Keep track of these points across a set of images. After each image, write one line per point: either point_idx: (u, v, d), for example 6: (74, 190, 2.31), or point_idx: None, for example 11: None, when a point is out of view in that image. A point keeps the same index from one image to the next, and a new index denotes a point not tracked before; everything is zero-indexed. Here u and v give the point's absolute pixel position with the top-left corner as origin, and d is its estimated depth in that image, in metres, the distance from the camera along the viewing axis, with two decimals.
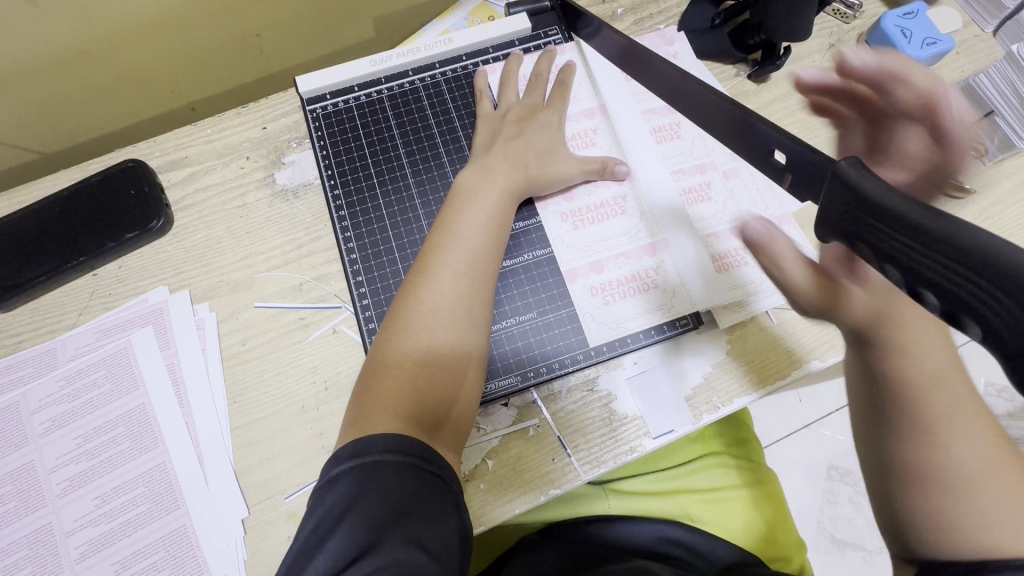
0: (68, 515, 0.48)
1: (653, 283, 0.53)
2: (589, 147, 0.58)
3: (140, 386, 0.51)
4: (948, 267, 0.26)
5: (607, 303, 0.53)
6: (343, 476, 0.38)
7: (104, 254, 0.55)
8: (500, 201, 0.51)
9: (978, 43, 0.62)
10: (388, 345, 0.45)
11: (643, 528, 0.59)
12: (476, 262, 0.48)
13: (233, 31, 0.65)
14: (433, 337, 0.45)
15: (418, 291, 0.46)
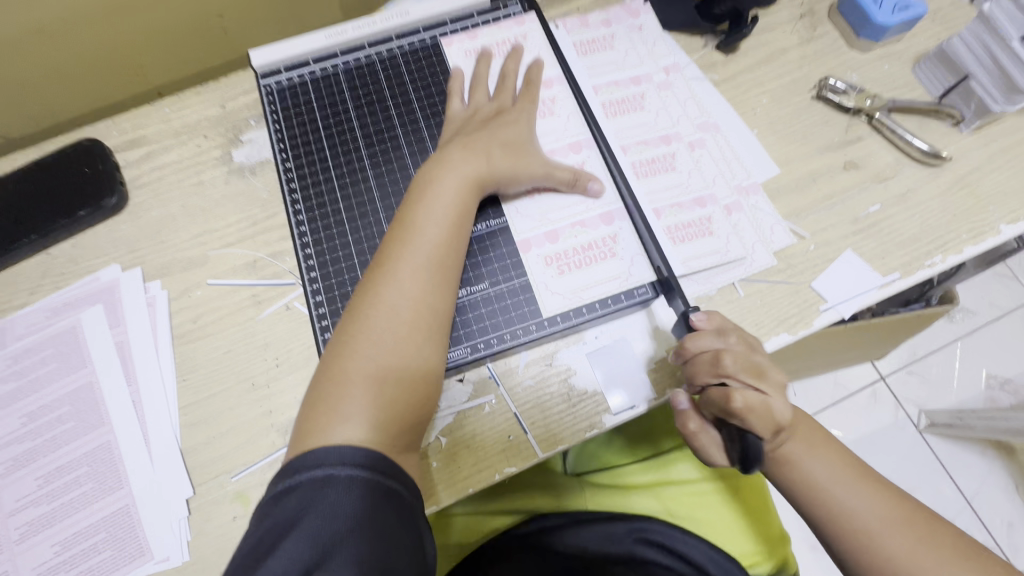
0: (9, 495, 0.47)
1: (609, 252, 0.52)
2: (547, 116, 0.56)
3: (88, 364, 0.50)
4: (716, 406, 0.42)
5: (562, 273, 0.51)
6: (291, 492, 0.36)
7: (57, 232, 0.54)
8: (461, 193, 0.49)
9: (955, 11, 0.60)
10: (342, 343, 0.43)
11: (615, 533, 0.54)
12: (439, 258, 0.46)
13: (195, 12, 0.64)
14: (388, 333, 0.43)
15: (377, 290, 0.45)
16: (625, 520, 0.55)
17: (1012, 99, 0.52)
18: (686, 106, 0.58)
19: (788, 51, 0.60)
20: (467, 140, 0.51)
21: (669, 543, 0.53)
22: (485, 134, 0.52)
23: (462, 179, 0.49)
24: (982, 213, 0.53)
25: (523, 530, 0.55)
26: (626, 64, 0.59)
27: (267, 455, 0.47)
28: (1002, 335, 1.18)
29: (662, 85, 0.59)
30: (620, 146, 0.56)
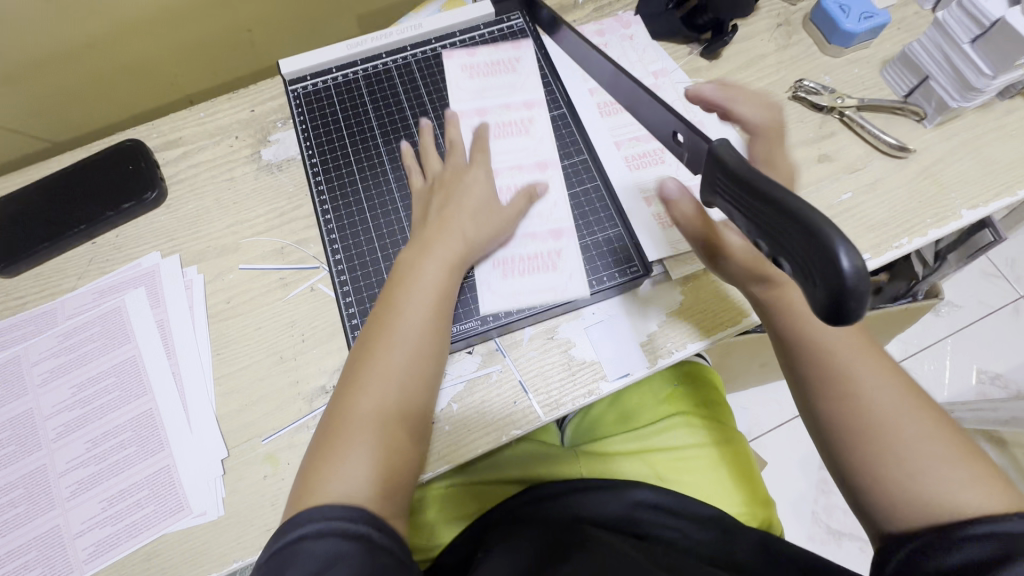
0: (60, 457, 0.51)
1: (551, 264, 0.55)
2: (520, 135, 0.61)
3: (131, 340, 0.55)
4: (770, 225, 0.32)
5: (506, 276, 0.55)
6: (275, 552, 0.38)
7: (103, 223, 0.59)
8: (443, 272, 0.50)
9: (918, 20, 0.66)
10: (333, 426, 0.45)
11: (615, 498, 0.59)
12: (422, 339, 0.48)
13: (226, 28, 0.71)
14: (370, 416, 0.45)
15: (359, 374, 0.46)
16: (623, 490, 0.60)
17: (967, 96, 0.57)
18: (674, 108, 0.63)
19: (766, 56, 0.66)
20: (444, 220, 0.53)
21: (664, 505, 0.59)
22: (459, 207, 0.54)
23: (445, 260, 0.51)
24: (944, 200, 0.58)
25: (526, 498, 0.60)
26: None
27: (295, 420, 0.52)
28: (990, 331, 1.22)
29: (652, 87, 0.64)
30: (612, 144, 0.61)
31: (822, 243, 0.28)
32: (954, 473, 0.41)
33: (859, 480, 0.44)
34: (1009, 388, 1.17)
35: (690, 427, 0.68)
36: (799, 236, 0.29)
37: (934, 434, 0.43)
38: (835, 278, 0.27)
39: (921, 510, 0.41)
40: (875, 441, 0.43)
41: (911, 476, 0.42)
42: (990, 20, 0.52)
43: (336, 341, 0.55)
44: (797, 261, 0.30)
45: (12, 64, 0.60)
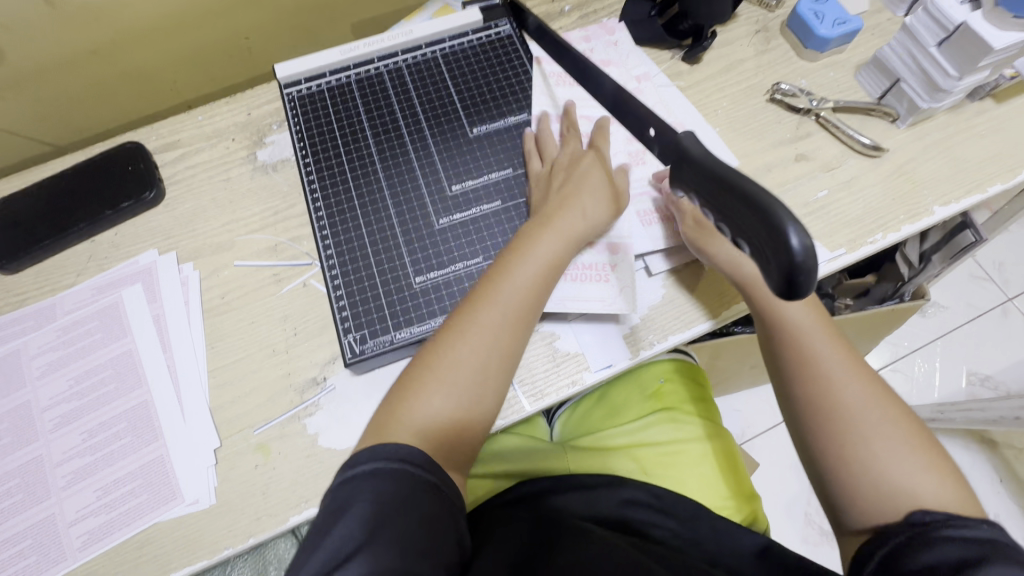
0: (57, 448, 0.52)
1: (606, 276, 0.56)
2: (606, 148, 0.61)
3: (128, 334, 0.57)
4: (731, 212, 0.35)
5: (560, 278, 0.56)
6: (343, 484, 0.40)
7: (102, 221, 0.61)
8: (555, 248, 0.52)
9: (891, 26, 0.69)
10: (427, 358, 0.48)
11: (604, 496, 0.60)
12: (524, 310, 0.50)
13: (225, 35, 0.73)
14: (467, 364, 0.47)
15: (468, 319, 0.49)
16: (612, 488, 0.61)
17: (936, 96, 0.59)
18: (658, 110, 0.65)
19: (745, 61, 0.68)
20: (564, 197, 0.54)
21: (652, 501, 0.60)
22: (581, 188, 0.55)
23: (562, 235, 0.53)
24: (917, 197, 0.60)
25: (514, 494, 0.61)
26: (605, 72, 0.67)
27: (286, 412, 0.53)
28: (979, 333, 1.23)
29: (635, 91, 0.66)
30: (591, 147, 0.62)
31: (774, 224, 0.31)
32: (911, 462, 0.44)
33: (830, 469, 0.46)
34: (999, 389, 1.18)
35: (677, 422, 0.69)
36: (755, 218, 0.33)
37: (894, 428, 0.46)
38: (786, 257, 0.30)
39: (886, 497, 0.43)
40: (844, 432, 0.46)
41: (876, 463, 0.44)
42: (954, 25, 0.54)
43: (327, 334, 0.56)
44: (752, 241, 0.34)
45: (18, 69, 0.63)
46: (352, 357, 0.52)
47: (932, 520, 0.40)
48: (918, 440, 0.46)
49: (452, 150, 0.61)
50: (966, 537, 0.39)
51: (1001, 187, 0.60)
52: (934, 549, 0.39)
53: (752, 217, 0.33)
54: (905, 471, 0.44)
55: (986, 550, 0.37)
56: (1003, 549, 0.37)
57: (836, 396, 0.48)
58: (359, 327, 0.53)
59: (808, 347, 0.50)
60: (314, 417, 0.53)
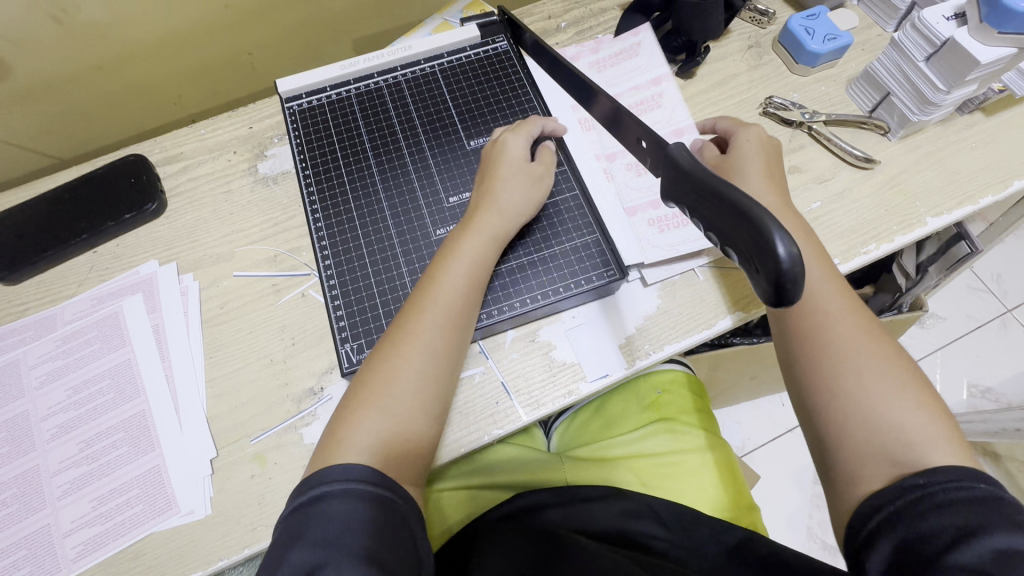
0: (53, 457, 0.53)
1: (696, 216, 0.59)
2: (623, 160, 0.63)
3: (127, 343, 0.57)
4: (721, 224, 0.36)
5: (662, 231, 0.59)
6: (301, 507, 0.39)
7: (104, 232, 0.62)
8: (478, 253, 0.52)
9: (881, 41, 0.70)
10: (362, 378, 0.46)
11: (603, 509, 0.60)
12: (454, 309, 0.49)
13: (228, 51, 0.75)
14: (404, 375, 0.46)
15: (396, 333, 0.48)
16: (611, 498, 0.61)
17: (926, 110, 0.60)
18: (675, 113, 0.65)
19: (738, 75, 0.70)
20: (484, 205, 0.54)
21: (648, 513, 0.60)
22: (500, 190, 0.54)
23: (484, 240, 0.52)
24: (910, 208, 0.61)
25: (510, 508, 0.60)
26: (619, 81, 0.68)
27: (283, 421, 0.54)
28: (979, 345, 1.23)
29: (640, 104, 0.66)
30: (601, 155, 0.63)
31: (760, 232, 0.31)
32: (903, 398, 0.42)
33: (813, 398, 0.44)
34: (1000, 401, 1.18)
35: (674, 433, 0.69)
36: (743, 228, 0.33)
37: (889, 364, 0.44)
38: (773, 264, 0.31)
39: (870, 432, 0.41)
40: (832, 362, 0.44)
41: (864, 397, 0.42)
42: (942, 39, 0.55)
43: (325, 344, 0.57)
44: (743, 252, 0.34)
45: (24, 83, 0.64)
46: (349, 367, 0.52)
47: (927, 481, 0.37)
48: (915, 384, 0.43)
49: (450, 163, 0.62)
50: (966, 506, 0.35)
51: (992, 199, 0.61)
52: (931, 520, 0.36)
53: (740, 227, 0.33)
54: (895, 406, 0.41)
55: (990, 521, 0.34)
56: (1004, 517, 0.34)
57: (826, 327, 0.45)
58: (357, 336, 0.53)
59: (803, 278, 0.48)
60: (311, 427, 0.53)
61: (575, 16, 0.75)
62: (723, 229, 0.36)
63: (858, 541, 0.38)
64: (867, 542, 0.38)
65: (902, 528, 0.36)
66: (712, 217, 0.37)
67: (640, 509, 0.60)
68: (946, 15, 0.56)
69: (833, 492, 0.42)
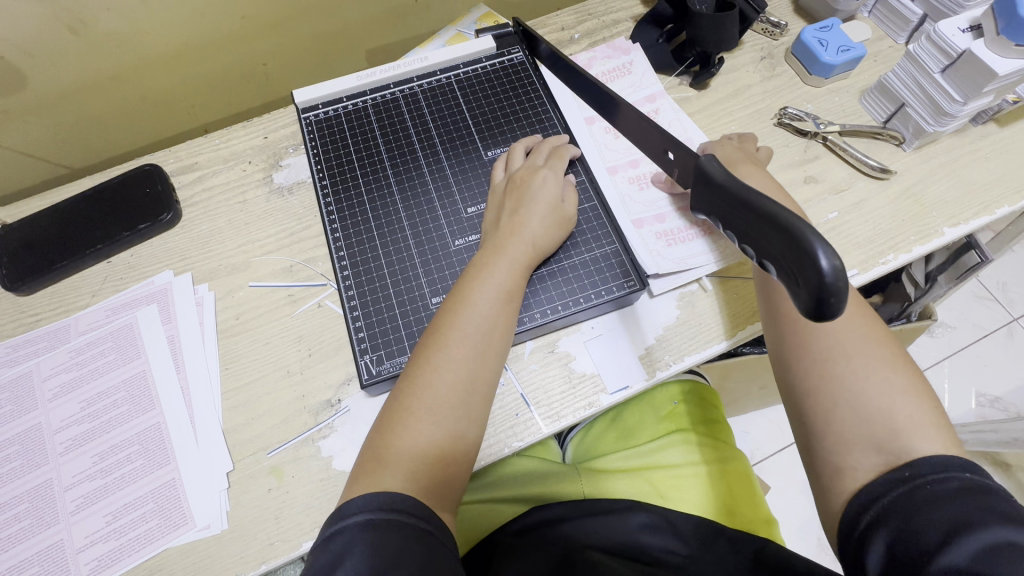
0: (67, 471, 0.52)
1: (689, 236, 0.59)
2: (637, 170, 0.63)
3: (142, 355, 0.57)
4: (761, 237, 0.36)
5: (670, 245, 0.59)
6: (339, 534, 0.38)
7: (119, 242, 0.61)
8: (512, 274, 0.51)
9: (893, 53, 0.71)
10: (398, 404, 0.45)
11: (621, 524, 0.59)
12: (490, 329, 0.48)
13: (242, 62, 0.75)
14: (445, 401, 0.45)
15: (432, 357, 0.47)
16: (630, 512, 0.60)
17: (942, 121, 0.60)
18: (671, 129, 0.67)
19: (752, 86, 0.70)
20: (515, 226, 0.53)
21: (668, 527, 0.59)
22: (530, 211, 0.54)
23: (516, 262, 0.52)
24: (927, 219, 0.61)
25: (526, 524, 0.60)
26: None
27: (300, 434, 0.53)
28: (987, 353, 1.23)
29: (652, 112, 0.67)
30: (606, 171, 0.63)
31: (802, 245, 0.31)
32: (890, 381, 0.42)
33: (802, 388, 0.45)
34: (1010, 410, 1.17)
35: (692, 444, 0.69)
36: (784, 242, 0.33)
37: (882, 351, 0.44)
38: (816, 279, 0.31)
39: (854, 415, 0.41)
40: (819, 352, 0.44)
41: (850, 381, 0.42)
42: (958, 51, 0.55)
43: (342, 355, 0.56)
44: (783, 266, 0.34)
45: (41, 93, 0.64)
46: (368, 378, 0.52)
47: (913, 472, 0.37)
48: (903, 368, 0.43)
49: (467, 174, 0.62)
50: (958, 497, 0.35)
51: (1007, 209, 0.61)
52: (924, 514, 0.35)
53: (780, 241, 0.33)
54: (884, 390, 0.42)
55: (981, 514, 0.34)
56: (997, 508, 0.34)
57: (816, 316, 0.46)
58: (376, 347, 0.53)
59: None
60: (328, 440, 0.53)
61: (587, 28, 0.75)
62: (763, 242, 0.36)
63: (854, 541, 0.38)
64: (863, 542, 0.37)
65: (894, 521, 0.36)
66: (750, 230, 0.37)
67: (660, 522, 0.59)
68: (962, 27, 0.56)
69: (820, 485, 0.42)
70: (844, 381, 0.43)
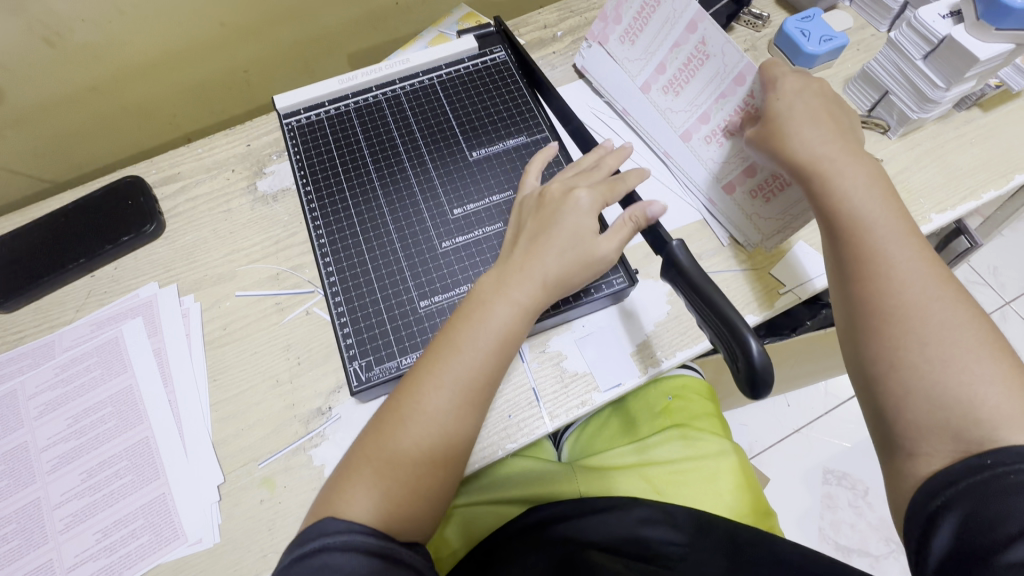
0: (55, 490, 0.51)
1: (774, 191, 0.53)
2: (706, 130, 0.57)
3: (128, 369, 0.56)
4: (710, 322, 0.45)
5: (767, 201, 0.54)
6: (301, 559, 0.39)
7: (101, 256, 0.61)
8: (511, 322, 0.48)
9: (875, 41, 0.71)
10: (370, 440, 0.46)
11: (618, 518, 0.59)
12: (473, 380, 0.47)
13: (224, 69, 0.74)
14: (409, 450, 0.44)
15: (404, 405, 0.46)
16: (628, 507, 0.59)
17: (926, 107, 0.60)
18: (726, 56, 0.52)
19: None
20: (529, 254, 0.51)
21: (669, 519, 0.58)
22: (551, 240, 0.50)
23: (518, 307, 0.49)
24: (914, 206, 0.61)
25: (522, 523, 0.59)
26: (657, 46, 0.59)
27: (291, 443, 0.52)
28: None
29: (693, 41, 0.55)
30: (680, 138, 0.60)
31: (738, 336, 0.42)
32: (979, 364, 0.38)
33: (872, 374, 0.42)
34: None
35: (689, 439, 0.68)
36: (726, 331, 0.43)
37: (968, 328, 0.40)
38: (750, 363, 0.41)
39: (934, 398, 0.39)
40: (891, 334, 0.41)
41: (929, 362, 0.39)
42: (939, 37, 0.55)
43: (332, 362, 0.56)
44: (725, 346, 0.44)
45: (19, 108, 0.63)
46: (357, 385, 0.51)
47: (996, 461, 0.35)
48: (986, 338, 0.40)
49: (452, 175, 0.61)
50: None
51: (994, 193, 0.61)
52: (999, 506, 0.34)
53: (723, 329, 0.44)
54: (968, 373, 0.38)
55: None
56: None
57: (897, 290, 0.42)
58: (365, 353, 0.52)
59: (870, 236, 0.44)
60: (319, 448, 0.52)
61: (570, 25, 0.75)
62: (713, 327, 0.45)
63: (916, 526, 0.37)
64: (927, 526, 0.37)
65: (964, 507, 0.35)
66: (704, 314, 0.46)
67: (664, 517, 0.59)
68: (942, 13, 0.56)
69: (892, 469, 0.41)
70: (920, 369, 0.39)
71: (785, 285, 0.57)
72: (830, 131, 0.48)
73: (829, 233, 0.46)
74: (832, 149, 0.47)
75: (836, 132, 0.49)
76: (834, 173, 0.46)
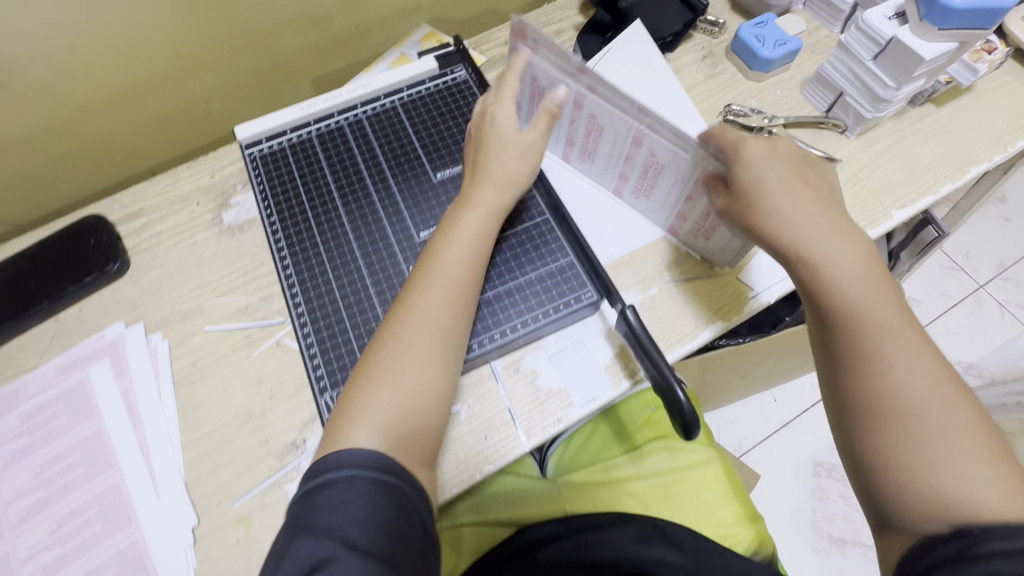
0: (23, 543, 0.50)
1: (710, 229, 0.55)
2: (630, 185, 0.60)
3: (96, 414, 0.55)
4: (652, 376, 0.50)
5: (709, 238, 0.56)
6: (312, 490, 0.41)
7: (65, 298, 0.60)
8: (480, 217, 0.53)
9: (829, 43, 0.72)
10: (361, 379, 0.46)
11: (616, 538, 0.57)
12: (457, 271, 0.50)
13: (185, 101, 0.74)
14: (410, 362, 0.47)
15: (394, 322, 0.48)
16: (623, 524, 0.58)
17: (879, 107, 0.61)
18: (617, 123, 0.55)
19: (695, 86, 0.70)
20: (450, 228, 0.53)
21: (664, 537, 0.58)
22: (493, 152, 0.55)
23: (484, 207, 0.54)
24: (875, 203, 0.62)
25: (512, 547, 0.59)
26: (559, 120, 0.62)
27: (266, 479, 0.52)
28: (957, 322, 1.25)
29: (587, 112, 0.57)
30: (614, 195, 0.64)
31: (672, 395, 0.47)
32: (977, 466, 0.38)
33: (868, 468, 0.41)
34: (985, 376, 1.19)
35: (674, 450, 0.69)
36: (665, 387, 0.49)
37: (963, 429, 0.39)
38: (682, 416, 0.47)
39: (929, 504, 0.38)
40: (886, 433, 0.41)
41: (926, 465, 0.39)
42: (886, 39, 0.56)
43: (304, 394, 0.55)
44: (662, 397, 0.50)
45: None
46: (329, 417, 0.51)
47: (981, 529, 0.35)
48: (984, 436, 0.39)
49: (417, 198, 0.61)
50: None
51: (951, 186, 0.63)
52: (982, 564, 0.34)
53: (662, 385, 0.49)
54: (968, 476, 0.37)
55: None
56: None
57: (892, 389, 0.41)
58: (335, 384, 0.52)
59: (867, 331, 0.43)
60: (295, 483, 0.52)
61: None
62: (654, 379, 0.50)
63: None
64: None
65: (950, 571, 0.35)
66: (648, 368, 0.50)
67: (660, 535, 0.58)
68: (887, 15, 0.57)
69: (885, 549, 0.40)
70: (917, 470, 0.39)
71: (752, 290, 0.58)
72: (826, 220, 0.47)
73: (822, 321, 0.46)
74: (828, 241, 0.46)
75: (830, 219, 0.47)
76: (829, 266, 0.45)
